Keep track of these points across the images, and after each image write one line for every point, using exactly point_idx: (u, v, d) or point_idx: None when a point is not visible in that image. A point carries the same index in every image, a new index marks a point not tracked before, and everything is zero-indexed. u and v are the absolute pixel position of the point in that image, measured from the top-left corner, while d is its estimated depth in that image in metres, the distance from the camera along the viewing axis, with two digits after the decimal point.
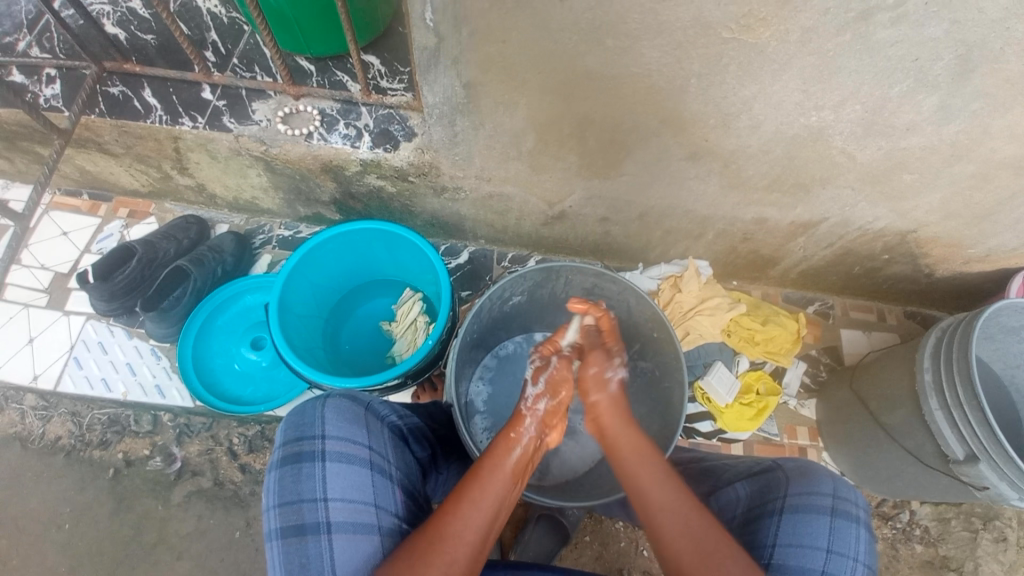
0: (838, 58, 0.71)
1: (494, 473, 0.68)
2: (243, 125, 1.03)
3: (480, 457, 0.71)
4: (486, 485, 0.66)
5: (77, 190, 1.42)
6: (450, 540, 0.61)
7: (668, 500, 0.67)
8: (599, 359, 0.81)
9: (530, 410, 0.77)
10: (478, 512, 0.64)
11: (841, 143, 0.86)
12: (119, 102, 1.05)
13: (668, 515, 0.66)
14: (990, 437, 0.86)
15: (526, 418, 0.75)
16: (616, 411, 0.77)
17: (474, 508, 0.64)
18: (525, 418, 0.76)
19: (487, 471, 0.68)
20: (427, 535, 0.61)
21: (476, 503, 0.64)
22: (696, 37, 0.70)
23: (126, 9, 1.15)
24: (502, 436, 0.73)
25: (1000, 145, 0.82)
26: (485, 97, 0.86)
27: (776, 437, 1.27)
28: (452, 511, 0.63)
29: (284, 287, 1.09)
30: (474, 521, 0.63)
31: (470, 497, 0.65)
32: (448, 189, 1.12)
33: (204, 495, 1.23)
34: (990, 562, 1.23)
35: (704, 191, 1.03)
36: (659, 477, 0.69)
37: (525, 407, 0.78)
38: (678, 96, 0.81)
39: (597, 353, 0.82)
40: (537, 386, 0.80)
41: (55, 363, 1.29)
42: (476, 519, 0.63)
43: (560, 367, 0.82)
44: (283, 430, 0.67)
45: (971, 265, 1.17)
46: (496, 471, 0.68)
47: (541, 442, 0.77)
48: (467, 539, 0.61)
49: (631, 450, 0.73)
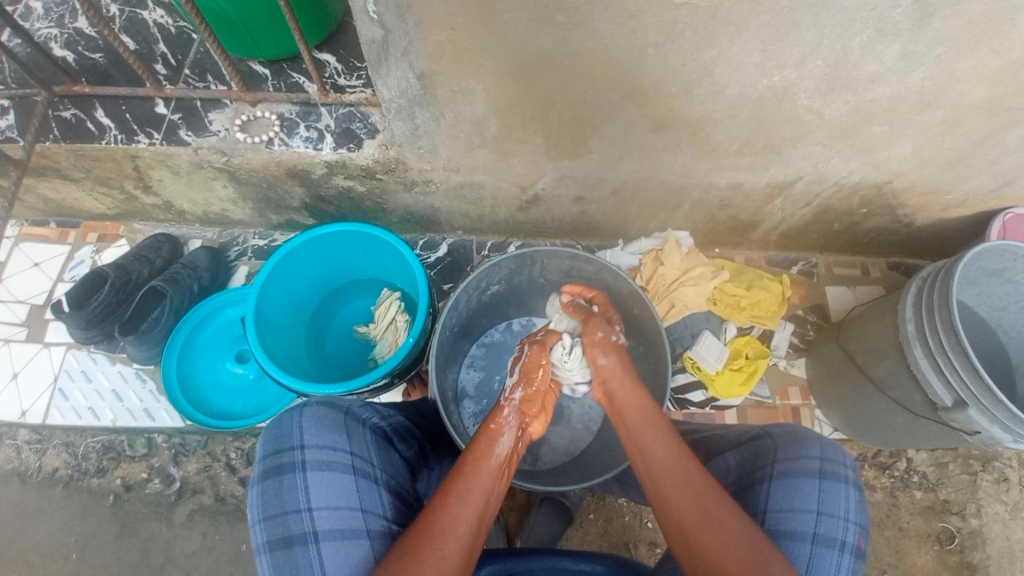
0: (795, 14, 0.69)
1: (475, 471, 0.68)
2: (201, 137, 1.00)
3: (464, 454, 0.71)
4: (470, 480, 0.67)
5: (45, 219, 1.40)
6: (442, 536, 0.60)
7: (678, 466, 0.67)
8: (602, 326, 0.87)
9: (508, 404, 0.79)
10: (467, 508, 0.64)
11: (806, 100, 0.85)
12: (72, 126, 1.02)
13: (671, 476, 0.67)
14: (977, 381, 0.86)
15: (505, 409, 0.78)
16: (622, 373, 0.82)
17: (463, 503, 0.64)
18: (504, 409, 0.78)
19: (469, 471, 0.68)
20: (415, 534, 0.60)
21: (462, 498, 0.64)
22: (647, 6, 0.69)
23: (72, 30, 1.12)
24: (482, 430, 0.74)
25: (967, 88, 0.82)
26: (442, 87, 0.84)
27: (769, 399, 1.28)
28: (441, 508, 0.63)
29: (260, 296, 1.07)
30: (463, 517, 0.63)
31: (456, 492, 0.65)
32: (418, 183, 1.10)
33: (207, 511, 1.23)
34: (991, 502, 1.24)
35: (676, 162, 1.02)
36: (664, 441, 0.71)
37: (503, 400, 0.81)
38: (639, 67, 0.79)
39: (598, 321, 0.89)
40: (512, 379, 0.84)
41: (42, 396, 1.28)
42: (464, 516, 0.63)
43: (531, 352, 0.87)
44: (263, 444, 0.66)
45: (950, 211, 1.17)
46: (482, 466, 0.69)
47: (522, 435, 0.78)
48: (458, 534, 0.61)
49: (637, 416, 0.76)
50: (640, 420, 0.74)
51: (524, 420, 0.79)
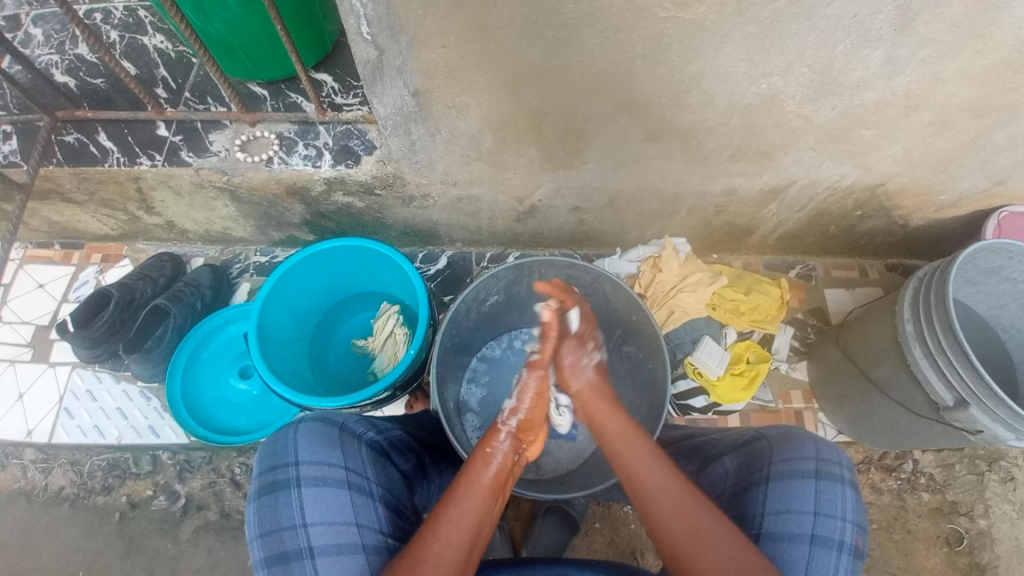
0: (778, 24, 0.71)
1: (470, 491, 0.68)
2: (201, 157, 1.02)
3: (457, 475, 0.70)
4: (463, 502, 0.66)
5: (49, 241, 1.42)
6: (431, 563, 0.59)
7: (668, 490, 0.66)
8: (573, 350, 0.85)
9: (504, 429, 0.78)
10: (456, 532, 0.63)
11: (795, 106, 0.86)
12: (75, 149, 1.04)
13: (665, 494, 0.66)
14: (977, 379, 0.86)
15: (501, 432, 0.77)
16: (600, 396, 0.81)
17: (452, 527, 0.63)
18: (501, 433, 0.77)
19: (462, 491, 0.67)
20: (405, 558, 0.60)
21: (454, 521, 0.64)
22: (634, 19, 0.70)
23: (73, 56, 1.14)
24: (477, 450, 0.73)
25: (954, 90, 0.83)
26: (436, 103, 0.86)
27: (771, 403, 1.28)
28: (431, 532, 0.62)
29: (262, 311, 1.08)
30: (451, 540, 0.62)
31: (447, 516, 0.64)
32: (416, 198, 1.12)
33: (212, 528, 1.23)
34: (999, 503, 1.24)
35: (669, 170, 1.03)
36: (650, 459, 0.70)
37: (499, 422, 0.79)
38: (628, 79, 0.81)
39: (569, 344, 0.85)
40: (513, 400, 0.83)
41: (47, 416, 1.29)
42: (455, 537, 0.62)
43: (531, 379, 0.84)
44: (259, 461, 0.67)
45: (945, 211, 1.18)
46: (473, 486, 0.68)
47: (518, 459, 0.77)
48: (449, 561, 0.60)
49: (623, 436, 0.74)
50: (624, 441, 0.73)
51: (520, 446, 0.77)
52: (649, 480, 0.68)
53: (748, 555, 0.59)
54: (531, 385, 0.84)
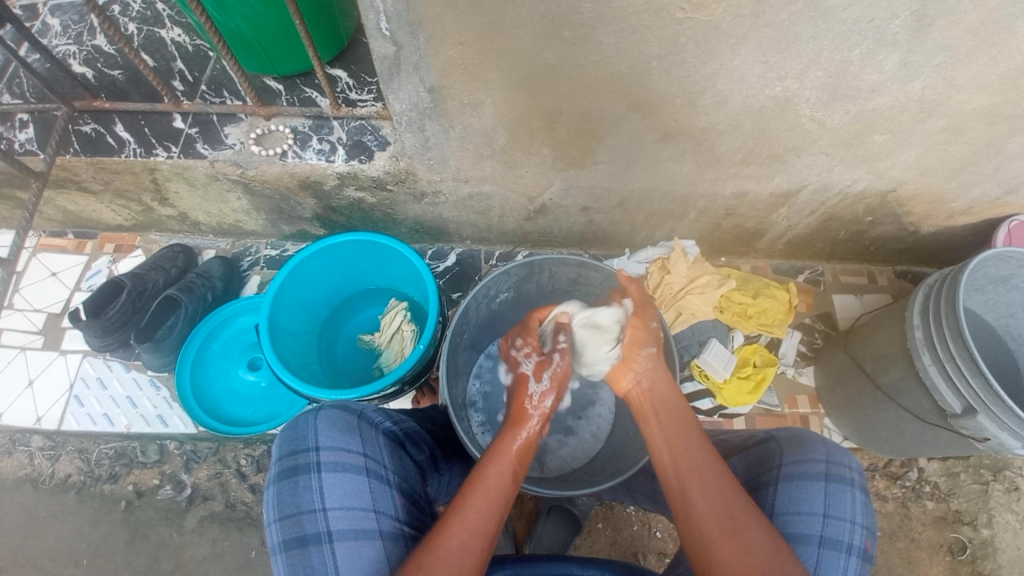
0: (794, 27, 0.71)
1: (494, 472, 0.70)
2: (216, 150, 1.03)
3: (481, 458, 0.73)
4: (485, 488, 0.68)
5: (62, 230, 1.43)
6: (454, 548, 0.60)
7: (709, 473, 0.69)
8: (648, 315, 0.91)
9: (538, 412, 0.83)
10: (478, 516, 0.64)
11: (808, 110, 0.86)
12: (92, 139, 1.05)
13: (705, 476, 0.68)
14: (985, 387, 0.86)
15: (533, 416, 0.82)
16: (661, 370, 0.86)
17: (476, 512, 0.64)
18: (531, 419, 0.81)
19: (486, 474, 0.70)
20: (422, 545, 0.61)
21: (474, 507, 0.65)
22: (651, 20, 0.71)
23: (91, 47, 1.16)
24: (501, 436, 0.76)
25: (968, 97, 0.83)
26: (451, 100, 0.86)
27: (777, 407, 1.28)
28: (449, 520, 0.63)
29: (274, 303, 1.09)
30: (473, 525, 0.63)
31: (468, 503, 0.65)
32: (427, 194, 1.13)
33: (216, 518, 1.24)
34: (1004, 513, 1.23)
35: (680, 172, 1.04)
36: (695, 442, 0.73)
37: (532, 405, 0.84)
38: (643, 80, 0.81)
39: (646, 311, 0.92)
40: (541, 385, 0.87)
41: (57, 403, 1.30)
42: (475, 522, 0.63)
43: (563, 362, 0.91)
44: (279, 446, 0.68)
45: (956, 219, 1.18)
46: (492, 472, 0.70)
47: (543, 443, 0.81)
48: (469, 544, 0.61)
49: (672, 419, 0.79)
50: (672, 420, 0.78)
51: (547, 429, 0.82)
52: (691, 460, 0.71)
53: (778, 543, 0.60)
54: (560, 370, 0.90)
